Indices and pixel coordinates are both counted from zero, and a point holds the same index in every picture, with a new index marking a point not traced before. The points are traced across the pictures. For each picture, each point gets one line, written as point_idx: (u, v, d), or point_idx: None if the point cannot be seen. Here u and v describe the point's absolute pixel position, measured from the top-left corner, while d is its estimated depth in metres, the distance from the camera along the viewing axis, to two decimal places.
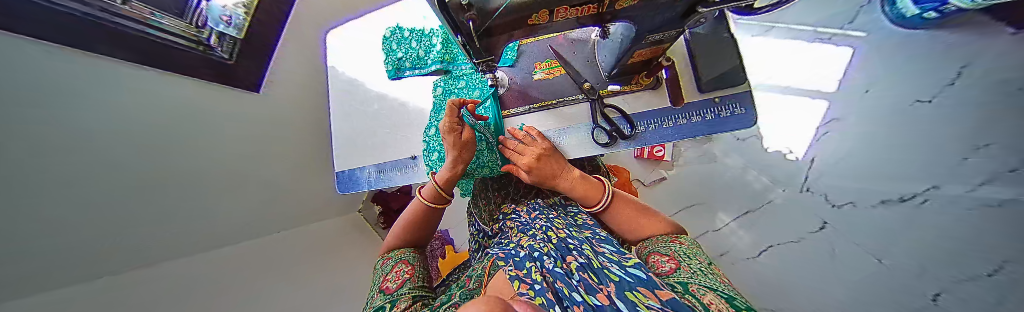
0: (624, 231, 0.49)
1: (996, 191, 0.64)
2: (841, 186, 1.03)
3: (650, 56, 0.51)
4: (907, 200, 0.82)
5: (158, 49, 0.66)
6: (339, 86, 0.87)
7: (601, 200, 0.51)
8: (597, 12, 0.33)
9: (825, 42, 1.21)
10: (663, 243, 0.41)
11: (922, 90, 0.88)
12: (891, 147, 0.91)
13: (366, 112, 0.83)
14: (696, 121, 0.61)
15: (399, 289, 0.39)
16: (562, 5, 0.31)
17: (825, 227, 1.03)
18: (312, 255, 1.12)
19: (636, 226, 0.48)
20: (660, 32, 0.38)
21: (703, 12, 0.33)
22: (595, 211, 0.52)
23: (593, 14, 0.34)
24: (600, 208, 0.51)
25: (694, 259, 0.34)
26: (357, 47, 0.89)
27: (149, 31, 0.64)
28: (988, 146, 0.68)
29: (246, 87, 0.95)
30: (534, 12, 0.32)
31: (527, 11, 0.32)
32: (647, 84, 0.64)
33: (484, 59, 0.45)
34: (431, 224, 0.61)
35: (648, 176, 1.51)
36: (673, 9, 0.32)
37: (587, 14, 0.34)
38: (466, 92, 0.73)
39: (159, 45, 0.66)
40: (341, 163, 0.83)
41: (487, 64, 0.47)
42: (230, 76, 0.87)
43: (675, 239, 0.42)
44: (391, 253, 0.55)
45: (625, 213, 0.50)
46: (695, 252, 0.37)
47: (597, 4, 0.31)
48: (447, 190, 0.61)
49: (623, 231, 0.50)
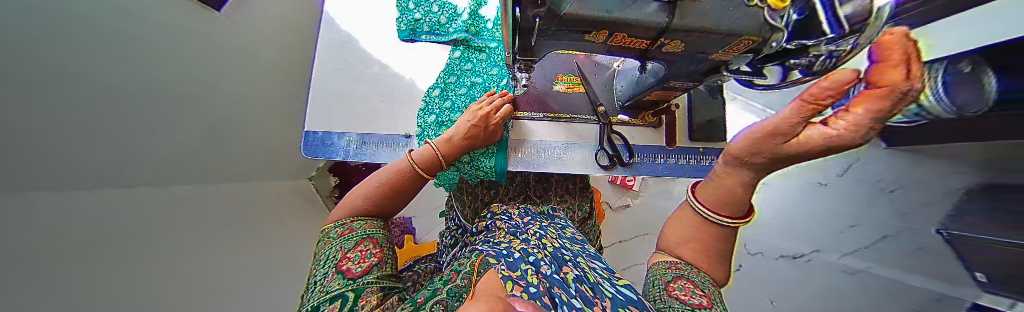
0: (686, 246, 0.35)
1: (855, 262, 0.84)
2: (762, 240, 1.28)
3: (660, 98, 0.57)
4: (799, 257, 1.05)
5: None
6: (332, 35, 0.76)
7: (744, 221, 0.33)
8: (646, 48, 0.36)
9: (771, 121, 1.48)
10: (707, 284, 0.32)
11: (823, 175, 1.14)
12: (797, 213, 1.16)
13: (361, 74, 0.75)
14: (682, 163, 0.69)
15: (364, 276, 0.33)
16: (620, 33, 0.32)
17: (741, 269, 1.31)
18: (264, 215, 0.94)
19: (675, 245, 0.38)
20: (679, 81, 0.45)
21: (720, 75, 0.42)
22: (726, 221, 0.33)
23: (641, 49, 0.37)
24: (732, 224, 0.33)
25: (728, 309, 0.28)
26: (368, 1, 0.82)
27: None
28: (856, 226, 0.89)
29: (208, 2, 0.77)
30: (595, 31, 0.32)
31: (592, 29, 0.32)
32: (651, 122, 0.70)
33: (527, 58, 0.45)
34: (408, 192, 0.55)
35: (617, 200, 1.64)
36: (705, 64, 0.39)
37: (638, 47, 0.36)
38: (484, 67, 0.73)
39: None
40: (315, 122, 0.71)
41: (525, 63, 0.47)
42: None
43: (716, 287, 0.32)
44: (356, 220, 0.46)
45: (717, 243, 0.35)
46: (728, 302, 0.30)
47: (651, 42, 0.34)
48: (446, 160, 0.59)
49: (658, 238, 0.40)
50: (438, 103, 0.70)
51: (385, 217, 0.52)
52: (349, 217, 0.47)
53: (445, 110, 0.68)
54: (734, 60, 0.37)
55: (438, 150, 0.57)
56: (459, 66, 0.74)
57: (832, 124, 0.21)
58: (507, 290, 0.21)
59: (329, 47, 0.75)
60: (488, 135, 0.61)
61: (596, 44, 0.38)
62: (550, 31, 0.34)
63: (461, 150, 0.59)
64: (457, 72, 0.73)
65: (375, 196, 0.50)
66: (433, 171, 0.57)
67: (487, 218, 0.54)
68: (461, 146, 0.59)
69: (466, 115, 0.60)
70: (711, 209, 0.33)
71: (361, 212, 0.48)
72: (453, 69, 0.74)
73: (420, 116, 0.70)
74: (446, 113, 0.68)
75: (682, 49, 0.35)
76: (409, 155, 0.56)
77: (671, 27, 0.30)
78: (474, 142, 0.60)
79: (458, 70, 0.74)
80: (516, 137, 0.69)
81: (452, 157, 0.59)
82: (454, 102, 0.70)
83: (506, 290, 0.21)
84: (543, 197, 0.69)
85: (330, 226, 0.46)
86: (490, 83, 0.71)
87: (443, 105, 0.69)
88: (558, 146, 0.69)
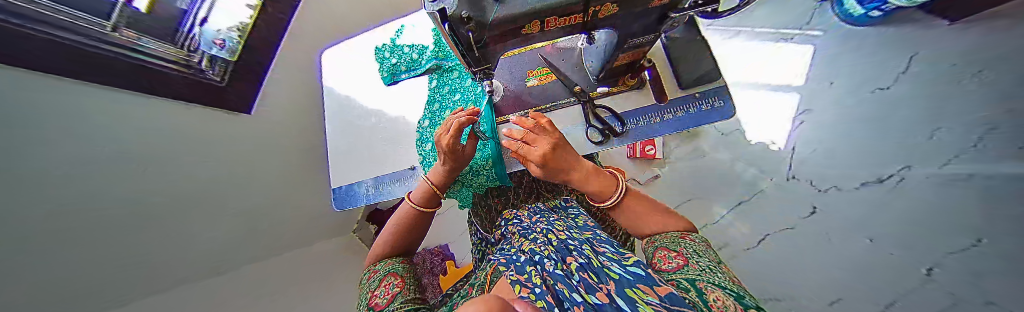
0: (640, 225, 0.51)
1: (961, 167, 0.70)
2: (822, 172, 1.09)
3: (633, 58, 0.55)
4: (885, 180, 0.87)
5: (146, 73, 0.73)
6: (335, 102, 0.88)
7: (613, 195, 0.52)
8: (582, 21, 0.36)
9: (788, 41, 1.32)
10: (675, 240, 0.43)
11: (880, 79, 0.96)
12: (858, 130, 0.99)
13: (363, 127, 0.84)
14: (682, 116, 0.64)
15: (390, 306, 0.38)
16: (552, 16, 0.34)
17: (815, 212, 1.07)
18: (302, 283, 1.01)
19: (643, 222, 0.51)
20: (639, 37, 0.42)
21: (675, 18, 0.39)
22: (607, 205, 0.53)
23: (579, 23, 0.37)
24: (611, 203, 0.52)
25: (701, 256, 0.36)
26: (351, 63, 0.91)
27: (138, 55, 0.71)
28: (942, 129, 0.76)
29: (236, 109, 1.00)
30: (527, 23, 0.35)
31: (520, 22, 0.35)
32: (634, 85, 0.68)
33: (483, 67, 0.47)
34: (420, 228, 0.60)
35: (643, 174, 1.59)
36: (651, 14, 0.37)
37: (575, 22, 0.37)
38: (459, 82, 0.78)
39: (146, 70, 0.73)
40: (338, 179, 0.81)
41: (485, 72, 0.49)
42: (219, 98, 0.93)
43: (682, 236, 0.45)
44: (378, 264, 0.53)
45: (639, 210, 0.52)
46: (698, 247, 0.39)
47: (583, 13, 0.34)
48: (441, 188, 0.61)
49: (631, 223, 0.52)
50: (430, 129, 0.77)
51: (407, 253, 0.58)
52: (373, 264, 0.54)
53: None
54: None
55: (432, 181, 0.60)
56: (439, 91, 0.80)
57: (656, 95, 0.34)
58: (515, 294, 0.24)
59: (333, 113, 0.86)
60: (464, 156, 0.59)
61: (536, 36, 0.40)
62: (495, 37, 0.38)
63: (448, 176, 0.61)
64: (438, 96, 0.79)
65: (390, 240, 0.56)
66: (432, 202, 0.60)
67: (502, 225, 0.55)
68: (447, 174, 0.60)
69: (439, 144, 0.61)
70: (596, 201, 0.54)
71: (383, 256, 0.55)
72: (436, 97, 0.80)
73: (418, 146, 0.77)
74: (439, 136, 0.74)
75: (617, 8, 0.34)
76: (408, 198, 0.60)
77: None
78: (454, 166, 0.59)
79: (439, 95, 0.80)
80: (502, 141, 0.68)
81: (443, 183, 0.61)
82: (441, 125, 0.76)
83: (516, 293, 0.24)
84: (555, 190, 0.69)
85: (364, 274, 0.52)
86: (468, 94, 0.76)
87: (434, 129, 0.76)
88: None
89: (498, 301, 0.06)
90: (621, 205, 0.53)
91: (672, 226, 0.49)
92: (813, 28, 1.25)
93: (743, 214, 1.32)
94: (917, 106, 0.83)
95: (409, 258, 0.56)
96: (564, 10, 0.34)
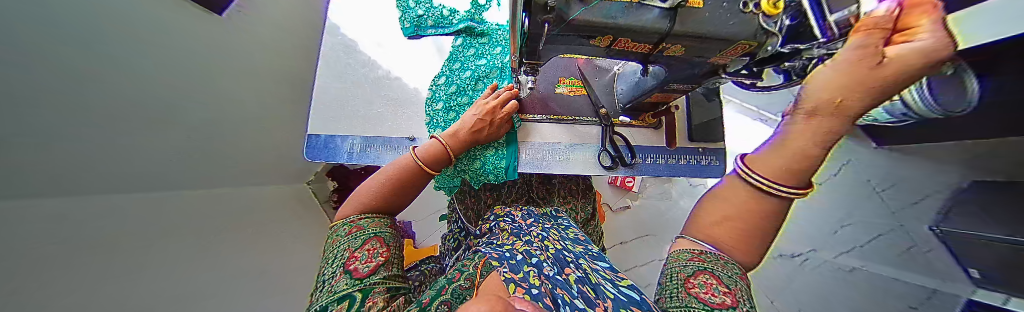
0: (730, 239, 0.30)
1: (850, 260, 0.90)
2: None
3: (660, 100, 0.62)
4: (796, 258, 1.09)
5: None
6: (335, 44, 0.79)
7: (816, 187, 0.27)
8: (648, 51, 0.38)
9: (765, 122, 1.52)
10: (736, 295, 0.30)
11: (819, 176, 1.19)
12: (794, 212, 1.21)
13: (366, 77, 0.78)
14: (683, 163, 0.72)
15: (371, 276, 0.34)
16: (627, 38, 0.34)
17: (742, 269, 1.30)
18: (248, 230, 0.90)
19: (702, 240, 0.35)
20: (680, 83, 0.49)
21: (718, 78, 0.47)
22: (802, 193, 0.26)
23: (643, 52, 0.38)
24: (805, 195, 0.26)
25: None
26: (365, 7, 0.86)
27: None
28: (849, 225, 0.99)
29: None
30: (601, 36, 0.34)
31: (595, 33, 0.34)
32: (651, 123, 0.73)
33: (532, 62, 0.47)
34: (414, 187, 0.55)
35: (616, 202, 1.65)
36: (703, 67, 0.42)
37: (640, 50, 0.38)
38: (487, 48, 0.76)
39: None
40: (318, 125, 0.72)
41: (531, 66, 0.49)
42: None
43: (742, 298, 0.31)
44: (364, 218, 0.46)
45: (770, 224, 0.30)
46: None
47: (654, 45, 0.35)
48: (455, 153, 0.60)
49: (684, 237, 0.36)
50: (443, 90, 0.74)
51: (392, 213, 0.52)
52: (356, 215, 0.47)
53: (451, 95, 0.72)
54: (733, 63, 0.40)
55: (449, 145, 0.58)
56: (462, 51, 0.77)
57: (917, 38, 0.19)
58: (509, 292, 0.23)
59: (330, 52, 0.78)
60: (491, 130, 0.62)
61: (600, 49, 0.40)
62: (556, 37, 0.36)
63: (468, 145, 0.61)
64: (461, 58, 0.76)
65: (384, 193, 0.50)
66: (437, 165, 0.57)
67: (491, 220, 0.54)
68: (467, 140, 0.60)
69: (471, 109, 0.62)
70: (778, 182, 0.26)
71: (369, 209, 0.48)
72: (458, 56, 0.77)
73: (429, 105, 0.74)
74: (453, 97, 0.72)
75: (682, 53, 0.37)
76: (413, 151, 0.55)
77: (673, 33, 0.32)
78: (478, 140, 0.62)
79: (462, 55, 0.76)
80: (524, 139, 0.70)
81: (457, 151, 0.60)
82: (459, 85, 0.73)
83: (510, 291, 0.23)
84: (547, 198, 0.69)
85: (338, 224, 0.46)
86: (493, 62, 0.74)
87: (448, 90, 0.73)
88: (560, 147, 0.71)
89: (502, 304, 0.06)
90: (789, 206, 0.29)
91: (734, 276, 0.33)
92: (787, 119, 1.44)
93: None
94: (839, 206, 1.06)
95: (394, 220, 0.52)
96: (641, 38, 0.34)
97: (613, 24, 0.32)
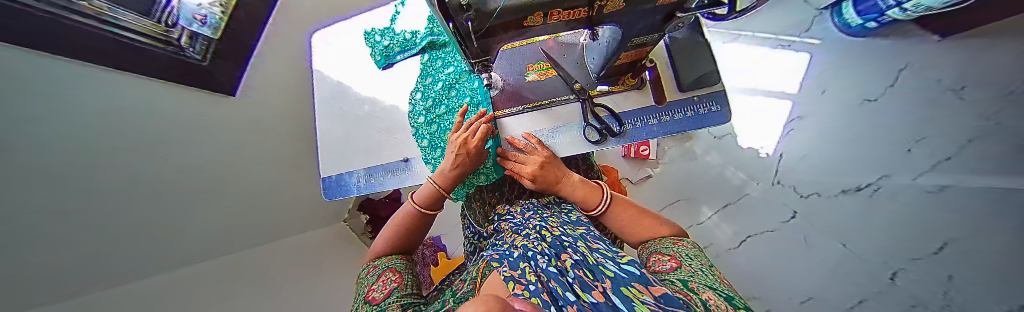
0: (624, 232, 0.52)
1: (935, 179, 0.81)
2: (809, 179, 1.20)
3: (634, 58, 0.58)
4: (863, 189, 1.00)
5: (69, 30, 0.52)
6: (327, 89, 0.87)
7: (600, 202, 0.54)
8: (587, 15, 0.36)
9: (787, 47, 1.38)
10: (665, 244, 0.44)
11: (868, 92, 1.09)
12: (843, 141, 1.11)
13: (356, 115, 0.84)
14: (679, 118, 0.67)
15: (387, 299, 0.40)
16: (556, 8, 0.33)
17: (796, 217, 1.19)
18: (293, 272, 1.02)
19: (636, 228, 0.51)
20: (643, 37, 0.45)
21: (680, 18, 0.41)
22: (595, 213, 0.54)
23: (583, 17, 0.37)
24: (600, 211, 0.54)
25: (695, 260, 0.37)
26: (340, 49, 0.92)
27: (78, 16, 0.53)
28: (924, 139, 0.87)
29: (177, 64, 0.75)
30: (530, 15, 0.34)
31: (525, 13, 0.33)
32: (633, 85, 0.69)
33: (480, 59, 0.47)
34: (422, 227, 0.64)
35: (636, 174, 1.58)
36: (657, 12, 0.38)
37: (578, 17, 0.36)
38: (452, 56, 0.80)
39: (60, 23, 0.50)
40: (328, 168, 0.82)
41: (482, 64, 0.49)
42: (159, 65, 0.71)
43: (678, 239, 0.46)
44: (378, 260, 0.56)
45: (626, 216, 0.52)
46: (693, 251, 0.40)
47: (588, 7, 0.33)
48: (446, 190, 0.66)
49: (632, 235, 0.51)
50: (422, 104, 0.78)
51: (406, 251, 0.62)
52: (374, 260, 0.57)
53: (429, 108, 0.76)
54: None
55: (438, 184, 0.64)
56: (431, 64, 0.82)
57: None
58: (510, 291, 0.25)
59: (325, 100, 0.86)
60: (471, 162, 0.63)
61: (539, 28, 0.39)
62: (491, 28, 0.36)
63: (454, 179, 0.65)
64: (431, 71, 0.81)
65: (395, 237, 0.61)
66: (435, 205, 0.65)
67: (495, 221, 0.60)
68: (453, 176, 0.64)
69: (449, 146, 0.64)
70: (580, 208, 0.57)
71: (385, 254, 0.58)
72: (428, 71, 0.82)
73: (412, 118, 0.78)
74: (433, 110, 0.76)
75: (622, 5, 0.34)
76: (412, 199, 0.64)
77: None
78: (457, 175, 0.64)
79: (432, 69, 0.81)
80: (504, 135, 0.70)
81: (449, 187, 0.66)
82: (435, 97, 0.78)
83: (511, 290, 0.26)
84: None
85: (363, 267, 0.56)
86: (461, 67, 0.78)
87: (426, 103, 0.77)
88: (544, 134, 0.69)
89: (497, 298, 0.06)
90: (609, 211, 0.54)
91: (665, 231, 0.49)
92: (812, 36, 1.33)
93: (729, 216, 1.37)
94: (891, 118, 0.98)
95: (409, 256, 0.61)
96: (570, 4, 0.33)
97: (535, 4, 0.31)
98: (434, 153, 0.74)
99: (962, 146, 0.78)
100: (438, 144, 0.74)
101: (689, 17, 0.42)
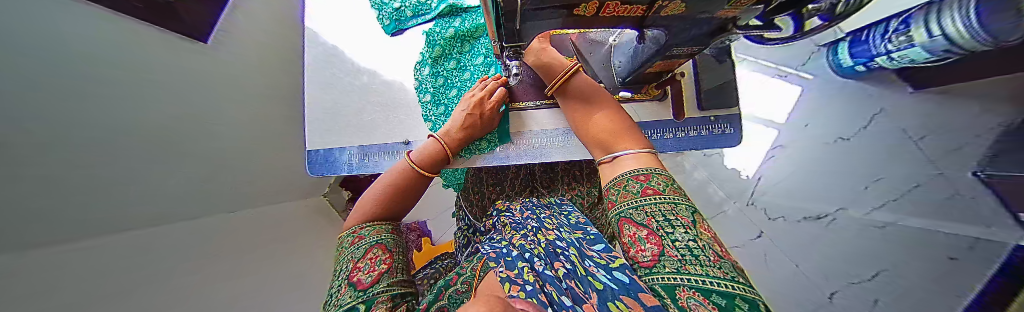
0: (613, 165, 0.50)
1: (884, 216, 0.90)
2: (777, 203, 1.32)
3: (663, 68, 0.62)
4: (822, 218, 1.09)
5: None
6: (321, 51, 0.88)
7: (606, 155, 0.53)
8: (643, 14, 0.34)
9: (784, 78, 1.52)
10: (630, 202, 0.37)
11: (844, 131, 1.20)
12: (816, 171, 1.22)
13: (354, 85, 0.87)
14: (694, 135, 0.79)
15: (374, 286, 0.37)
16: (615, 1, 0.29)
17: (761, 236, 1.31)
18: (254, 245, 0.98)
19: (619, 159, 0.48)
20: (682, 47, 0.46)
21: (729, 34, 0.42)
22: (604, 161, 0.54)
23: (638, 15, 0.34)
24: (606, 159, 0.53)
25: (675, 227, 0.29)
26: (337, 10, 0.93)
27: None
28: (880, 179, 0.96)
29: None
30: (584, 2, 0.30)
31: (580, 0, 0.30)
32: (655, 96, 0.79)
33: (514, 44, 0.47)
34: (414, 190, 0.63)
35: None
36: (710, 24, 0.37)
37: (633, 14, 0.34)
38: (473, 16, 0.83)
39: None
40: (315, 142, 0.84)
41: (514, 49, 0.51)
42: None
43: (644, 177, 0.40)
44: (365, 227, 0.53)
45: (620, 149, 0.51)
46: (667, 203, 0.33)
47: (649, 7, 0.31)
48: (452, 152, 0.71)
49: (609, 173, 0.49)
50: (428, 53, 0.85)
51: (395, 218, 0.60)
52: (358, 226, 0.54)
53: (436, 58, 0.84)
54: (742, 13, 0.35)
55: (445, 143, 0.69)
56: (445, 21, 0.85)
57: None
58: (505, 292, 0.24)
59: (316, 61, 0.87)
60: (482, 126, 0.72)
61: (587, 17, 0.36)
62: (528, 12, 0.33)
63: (461, 139, 0.71)
64: (447, 24, 0.84)
65: (379, 204, 0.57)
66: (433, 167, 0.67)
67: (494, 216, 0.60)
68: (459, 136, 0.70)
69: (461, 105, 0.71)
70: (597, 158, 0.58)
71: (369, 220, 0.55)
72: (438, 32, 0.84)
73: (416, 70, 0.85)
74: (441, 62, 0.85)
75: (684, 10, 0.31)
76: (408, 156, 0.65)
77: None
78: (470, 137, 0.72)
79: (445, 24, 0.85)
80: (518, 129, 0.80)
81: (454, 148, 0.71)
82: (442, 48, 0.84)
83: (506, 291, 0.24)
84: (552, 187, 0.77)
85: (344, 235, 0.53)
86: (474, 30, 0.83)
87: (433, 54, 0.84)
88: (558, 134, 0.79)
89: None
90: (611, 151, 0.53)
91: (632, 165, 0.44)
92: (807, 71, 1.47)
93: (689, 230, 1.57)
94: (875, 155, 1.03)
95: (398, 226, 0.58)
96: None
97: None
98: (434, 110, 0.82)
99: (912, 186, 0.87)
100: (440, 101, 0.82)
101: (731, 36, 0.44)
